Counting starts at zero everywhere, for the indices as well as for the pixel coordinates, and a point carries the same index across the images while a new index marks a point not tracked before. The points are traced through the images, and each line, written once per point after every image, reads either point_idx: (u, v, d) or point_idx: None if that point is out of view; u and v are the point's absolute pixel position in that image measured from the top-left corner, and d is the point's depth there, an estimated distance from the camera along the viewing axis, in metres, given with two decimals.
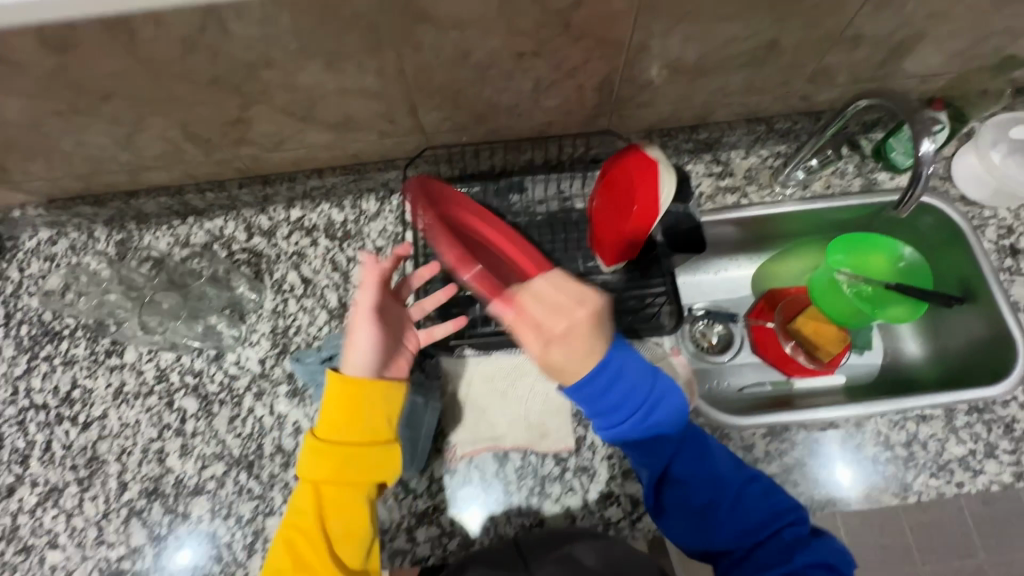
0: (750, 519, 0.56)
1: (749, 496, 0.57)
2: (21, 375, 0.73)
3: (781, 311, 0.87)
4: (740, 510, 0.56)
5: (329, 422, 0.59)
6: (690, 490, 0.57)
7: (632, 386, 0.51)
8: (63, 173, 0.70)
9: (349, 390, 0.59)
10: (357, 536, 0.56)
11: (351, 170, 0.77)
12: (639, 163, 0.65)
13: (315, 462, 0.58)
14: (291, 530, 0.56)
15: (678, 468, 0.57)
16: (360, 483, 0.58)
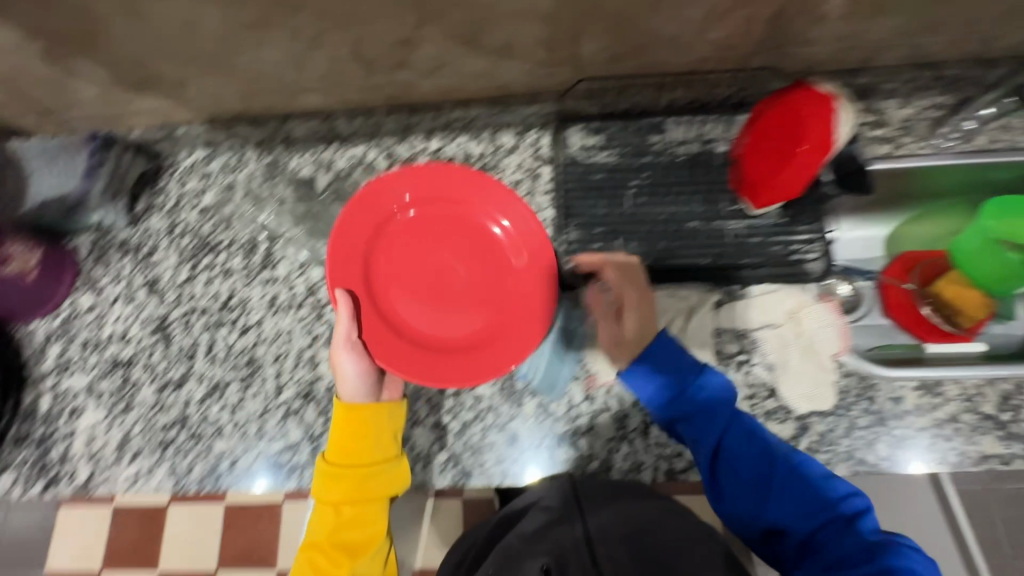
0: (809, 509, 0.55)
1: (799, 482, 0.56)
2: (184, 282, 0.79)
3: (919, 274, 0.82)
4: (796, 497, 0.56)
5: (338, 447, 0.63)
6: (739, 475, 0.58)
7: (670, 367, 0.61)
8: (230, 91, 0.73)
9: (346, 417, 0.63)
10: (374, 548, 0.62)
11: (495, 102, 0.77)
12: (810, 101, 0.61)
13: (326, 485, 0.62)
14: (312, 550, 0.62)
15: (730, 445, 0.59)
16: (372, 499, 0.63)
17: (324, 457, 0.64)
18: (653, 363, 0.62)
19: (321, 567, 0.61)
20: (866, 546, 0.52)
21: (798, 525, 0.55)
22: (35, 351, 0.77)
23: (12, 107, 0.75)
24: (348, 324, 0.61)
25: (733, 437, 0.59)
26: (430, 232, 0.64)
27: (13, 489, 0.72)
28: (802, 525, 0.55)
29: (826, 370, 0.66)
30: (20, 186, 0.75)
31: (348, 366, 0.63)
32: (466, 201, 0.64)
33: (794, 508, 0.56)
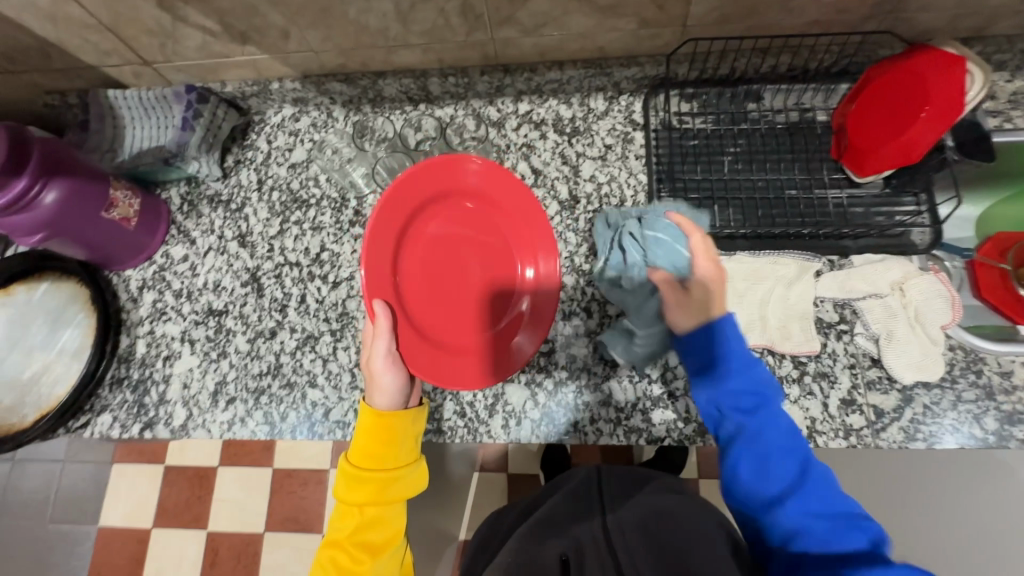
0: (838, 529, 0.44)
1: (828, 493, 0.47)
2: (275, 236, 0.80)
3: (1013, 255, 0.77)
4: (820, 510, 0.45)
5: (361, 448, 0.57)
6: (767, 480, 0.48)
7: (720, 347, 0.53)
8: (330, 46, 0.73)
9: (374, 420, 0.57)
10: (393, 550, 0.55)
11: (591, 65, 0.76)
12: (936, 64, 0.62)
13: (347, 485, 0.56)
14: (331, 549, 0.55)
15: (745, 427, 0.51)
16: (393, 500, 0.56)
17: (347, 457, 0.57)
18: (717, 335, 0.54)
19: (340, 568, 0.53)
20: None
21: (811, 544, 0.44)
22: (130, 298, 0.79)
23: (115, 56, 0.75)
24: (389, 337, 0.57)
25: (762, 429, 0.50)
26: (439, 226, 0.65)
27: (112, 429, 0.74)
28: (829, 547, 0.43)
29: (933, 342, 0.65)
30: (119, 135, 0.80)
31: (388, 377, 0.57)
32: (478, 195, 0.65)
33: (825, 526, 0.44)
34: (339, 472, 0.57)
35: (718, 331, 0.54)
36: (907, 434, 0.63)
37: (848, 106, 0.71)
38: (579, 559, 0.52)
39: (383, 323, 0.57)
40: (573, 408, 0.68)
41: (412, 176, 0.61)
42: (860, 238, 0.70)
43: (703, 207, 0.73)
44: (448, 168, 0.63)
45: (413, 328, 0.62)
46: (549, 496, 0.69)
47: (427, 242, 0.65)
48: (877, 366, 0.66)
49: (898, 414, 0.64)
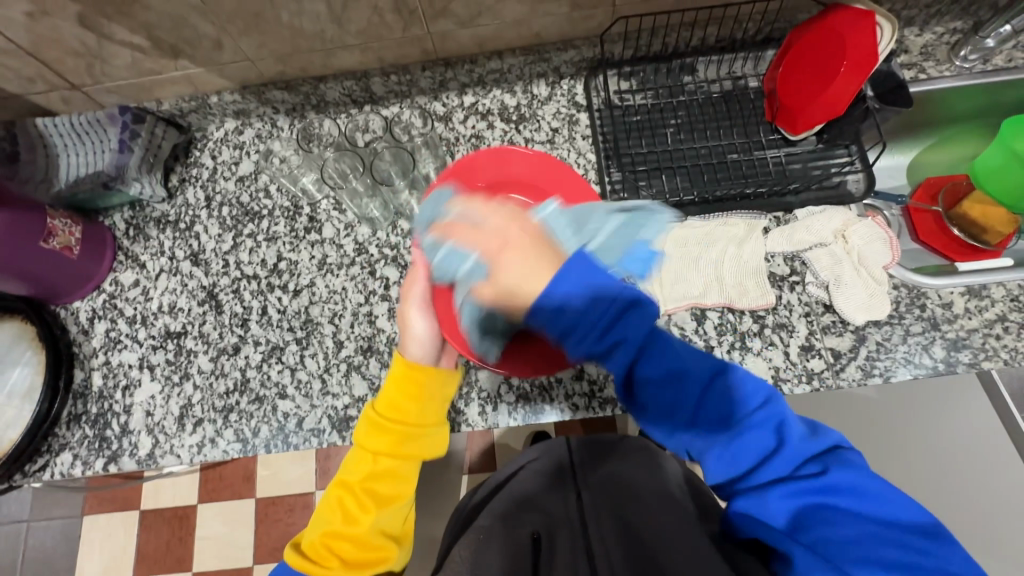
0: (740, 435, 0.45)
1: (722, 394, 0.46)
2: (229, 250, 0.78)
3: (942, 198, 0.82)
4: (724, 416, 0.46)
5: (387, 399, 0.61)
6: (663, 409, 0.48)
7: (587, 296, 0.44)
8: (266, 53, 0.73)
9: (405, 373, 0.61)
10: (398, 503, 0.59)
11: (530, 51, 0.77)
12: (850, 20, 0.66)
13: (369, 432, 0.60)
14: (342, 490, 0.60)
15: (641, 367, 0.48)
16: (408, 457, 0.60)
17: (374, 406, 0.62)
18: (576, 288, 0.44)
19: (347, 510, 0.59)
20: (796, 483, 0.41)
21: (720, 466, 0.45)
22: (81, 330, 0.76)
23: (40, 83, 0.73)
24: (424, 280, 0.64)
25: (645, 367, 0.48)
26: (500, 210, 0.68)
27: (74, 467, 0.70)
28: (740, 459, 0.44)
29: (878, 282, 0.68)
30: (53, 165, 0.77)
31: (420, 325, 0.63)
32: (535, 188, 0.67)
33: (732, 436, 0.45)
34: (364, 417, 0.62)
35: (584, 276, 0.44)
36: (864, 372, 0.66)
37: (776, 70, 0.74)
38: (550, 542, 0.58)
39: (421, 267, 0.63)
40: (548, 389, 0.69)
41: (502, 151, 0.66)
42: (802, 193, 0.73)
43: (652, 177, 0.76)
44: (530, 163, 0.66)
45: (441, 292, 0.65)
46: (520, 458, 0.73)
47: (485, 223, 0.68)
48: (830, 312, 0.69)
49: (854, 354, 0.67)
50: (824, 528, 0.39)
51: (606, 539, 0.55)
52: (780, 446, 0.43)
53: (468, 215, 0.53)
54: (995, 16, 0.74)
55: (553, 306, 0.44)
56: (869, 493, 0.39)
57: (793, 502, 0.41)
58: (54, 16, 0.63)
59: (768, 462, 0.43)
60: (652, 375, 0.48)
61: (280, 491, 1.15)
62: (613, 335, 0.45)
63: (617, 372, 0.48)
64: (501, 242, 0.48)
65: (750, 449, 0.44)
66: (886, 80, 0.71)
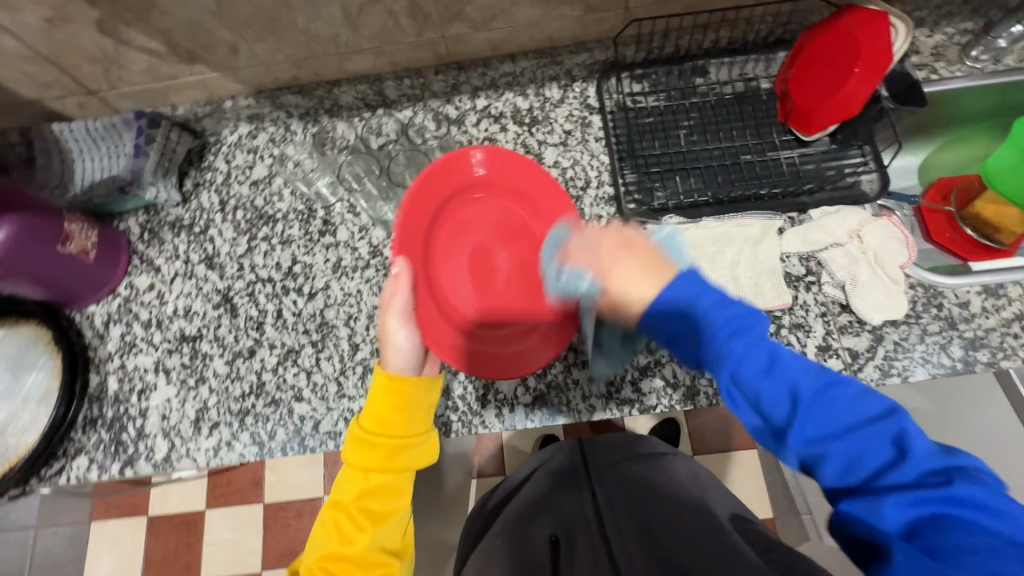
0: (857, 441, 0.41)
1: (839, 401, 0.42)
2: (243, 254, 0.78)
3: (955, 198, 0.82)
4: (838, 426, 0.42)
5: (372, 414, 0.60)
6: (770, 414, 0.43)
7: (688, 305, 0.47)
8: (281, 58, 0.73)
9: (387, 387, 0.60)
10: (393, 519, 0.58)
11: (542, 54, 0.78)
12: (865, 20, 0.66)
13: (357, 449, 0.59)
14: (336, 510, 0.59)
15: (745, 374, 0.44)
16: (399, 470, 0.59)
17: (359, 423, 0.61)
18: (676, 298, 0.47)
19: (343, 530, 0.58)
20: (918, 493, 0.38)
21: (834, 470, 0.41)
22: (96, 334, 0.76)
23: (57, 88, 0.74)
24: (408, 292, 0.60)
25: (749, 374, 0.44)
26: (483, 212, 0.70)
27: (89, 471, 0.70)
28: (857, 467, 0.40)
29: (894, 282, 0.68)
30: (69, 169, 0.77)
31: (399, 338, 0.60)
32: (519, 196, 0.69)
33: (846, 443, 0.41)
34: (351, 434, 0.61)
35: (688, 298, 0.47)
36: (883, 372, 0.66)
37: (788, 71, 0.74)
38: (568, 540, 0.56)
39: (404, 277, 0.59)
40: (565, 390, 0.69)
41: (505, 153, 0.67)
42: (816, 193, 0.74)
43: (666, 179, 0.76)
44: (526, 174, 0.68)
45: (424, 284, 0.66)
46: (533, 464, 0.73)
47: (473, 216, 0.70)
48: (848, 311, 0.68)
49: (872, 353, 0.66)
50: (948, 541, 0.36)
51: (624, 536, 0.54)
52: (903, 458, 0.39)
53: (584, 239, 0.57)
54: (1005, 16, 0.74)
55: (662, 310, 0.48)
56: (1000, 511, 0.36)
57: (907, 512, 0.38)
58: (74, 21, 0.64)
59: (890, 474, 0.39)
60: (759, 382, 0.44)
61: (290, 496, 1.15)
62: (717, 343, 0.45)
63: (720, 378, 0.46)
64: (619, 249, 0.52)
65: (869, 457, 0.40)
66: (899, 80, 0.71)
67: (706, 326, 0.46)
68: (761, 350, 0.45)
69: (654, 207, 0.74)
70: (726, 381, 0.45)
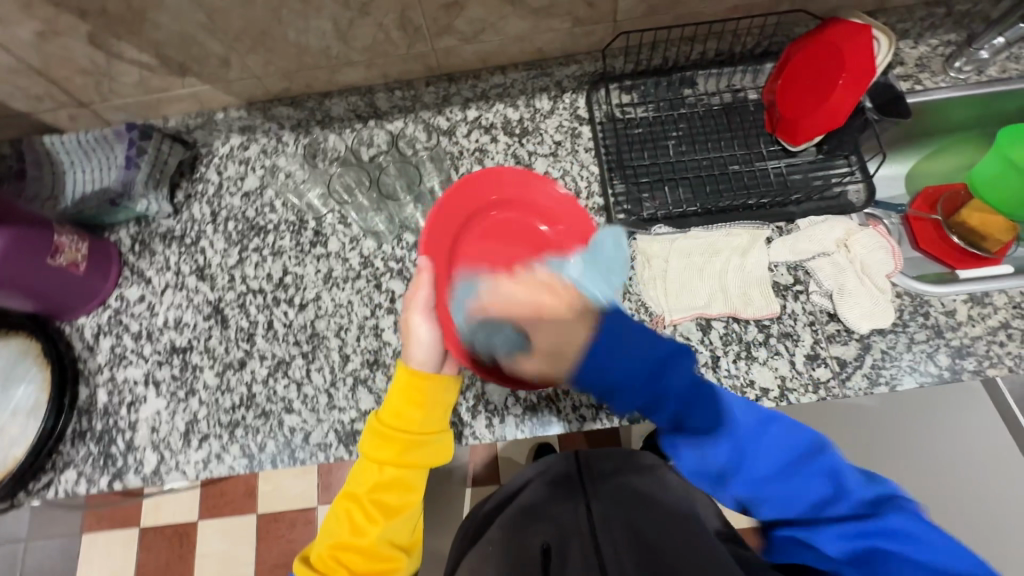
0: (793, 479, 0.47)
1: (773, 443, 0.49)
2: (235, 265, 0.78)
3: (942, 206, 0.83)
4: (775, 466, 0.48)
5: (391, 408, 0.60)
6: (714, 461, 0.49)
7: (635, 353, 0.48)
8: (272, 70, 0.74)
9: (409, 382, 0.60)
10: (405, 513, 0.59)
11: (532, 66, 0.79)
12: (848, 33, 0.68)
13: (374, 443, 0.60)
14: (349, 501, 0.60)
15: (691, 421, 0.49)
16: (414, 466, 0.60)
17: (379, 415, 0.61)
18: (617, 345, 0.48)
19: (355, 522, 0.58)
20: (846, 526, 0.44)
21: (773, 508, 0.48)
22: (86, 346, 0.76)
23: (48, 101, 0.74)
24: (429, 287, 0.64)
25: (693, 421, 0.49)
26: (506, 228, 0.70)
27: (78, 485, 0.70)
28: (794, 502, 0.47)
29: (881, 290, 0.69)
30: (60, 182, 0.77)
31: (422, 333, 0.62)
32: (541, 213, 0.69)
33: (782, 483, 0.48)
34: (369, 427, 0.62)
35: (613, 344, 0.48)
36: (871, 380, 0.66)
37: (775, 83, 0.76)
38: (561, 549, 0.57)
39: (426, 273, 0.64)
40: (555, 401, 0.69)
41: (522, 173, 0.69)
42: (804, 203, 0.74)
43: (656, 189, 0.76)
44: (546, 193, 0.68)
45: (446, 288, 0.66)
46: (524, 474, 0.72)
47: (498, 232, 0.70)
48: (835, 320, 0.69)
49: (860, 362, 0.67)
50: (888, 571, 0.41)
51: (618, 547, 0.55)
52: (837, 493, 0.46)
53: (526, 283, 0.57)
54: (987, 28, 0.75)
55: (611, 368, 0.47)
56: (930, 544, 0.41)
57: (849, 544, 0.43)
58: (64, 35, 0.64)
59: (827, 508, 0.45)
60: (701, 427, 0.49)
61: (282, 507, 1.14)
62: (663, 391, 0.48)
63: (663, 422, 0.49)
64: (558, 307, 0.52)
65: (805, 494, 0.47)
66: (882, 91, 0.72)
67: (651, 372, 0.47)
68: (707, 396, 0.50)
69: (643, 217, 0.75)
70: (670, 430, 0.51)
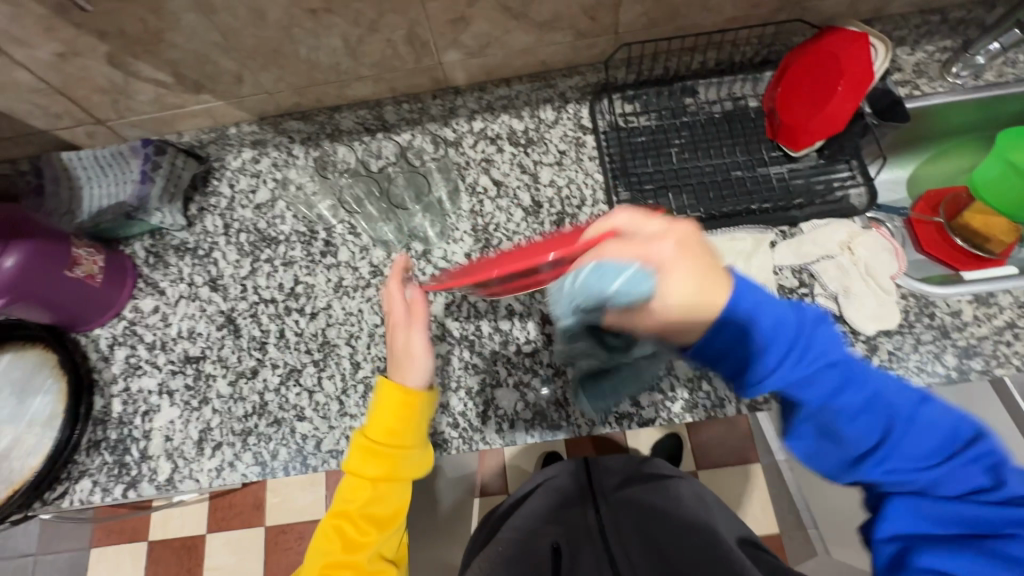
0: (947, 468, 0.45)
1: (931, 428, 0.46)
2: (247, 275, 0.80)
3: (943, 210, 0.84)
4: (929, 450, 0.46)
5: (379, 427, 0.59)
6: (860, 446, 0.46)
7: (774, 322, 0.47)
8: (284, 86, 0.76)
9: (398, 401, 0.59)
10: (394, 526, 0.60)
11: (537, 78, 0.81)
12: (844, 40, 0.70)
13: (363, 461, 0.60)
14: (339, 518, 0.60)
15: (837, 403, 0.46)
16: (403, 483, 0.60)
17: (365, 432, 0.61)
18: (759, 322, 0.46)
19: (346, 538, 0.59)
20: (980, 513, 0.45)
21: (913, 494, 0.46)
22: (101, 357, 0.77)
23: (66, 118, 0.76)
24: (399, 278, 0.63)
25: (845, 402, 0.46)
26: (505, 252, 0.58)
27: (93, 494, 0.70)
28: (943, 488, 0.45)
29: (885, 292, 0.70)
30: (76, 197, 0.79)
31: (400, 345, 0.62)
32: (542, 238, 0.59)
33: (934, 473, 0.45)
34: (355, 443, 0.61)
35: (758, 315, 0.46)
36: None
37: (774, 91, 0.77)
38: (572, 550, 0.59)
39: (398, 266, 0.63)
40: (565, 405, 0.70)
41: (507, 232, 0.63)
42: (806, 207, 0.75)
43: (660, 195, 0.77)
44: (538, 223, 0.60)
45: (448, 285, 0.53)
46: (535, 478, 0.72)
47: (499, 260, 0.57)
48: (841, 322, 0.70)
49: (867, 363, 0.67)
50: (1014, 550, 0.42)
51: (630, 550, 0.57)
52: (989, 483, 0.45)
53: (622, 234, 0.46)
54: (982, 34, 0.77)
55: (750, 336, 0.46)
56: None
57: (974, 524, 0.44)
58: (84, 55, 0.66)
59: (974, 495, 0.45)
60: (852, 410, 0.46)
61: (292, 519, 1.14)
62: (811, 368, 0.46)
63: (811, 402, 0.46)
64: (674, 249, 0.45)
65: (954, 479, 0.45)
66: (883, 96, 0.74)
67: (790, 341, 0.47)
68: (856, 378, 0.47)
69: None
70: (812, 409, 0.47)
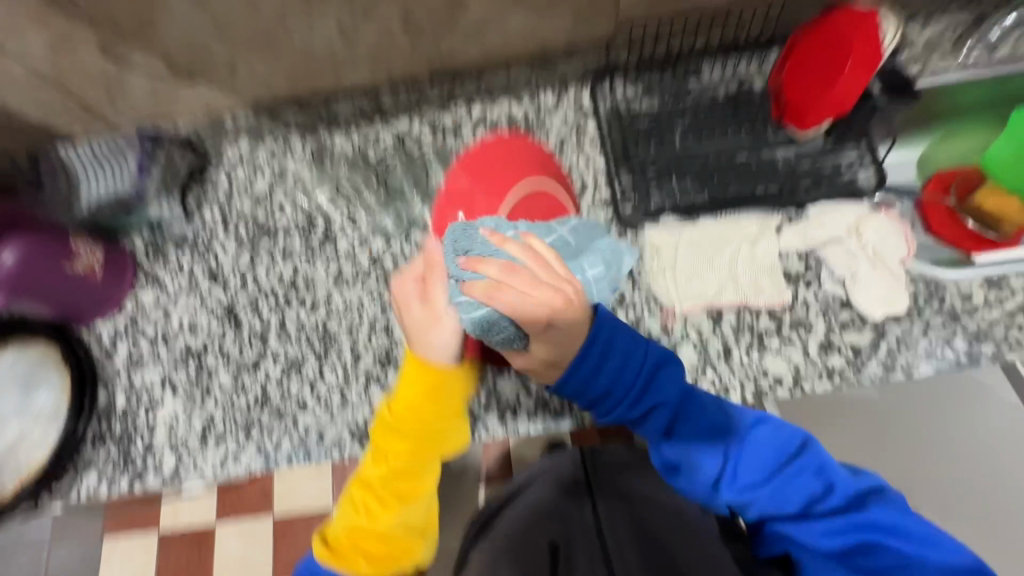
0: (782, 482, 0.48)
1: (761, 445, 0.50)
2: (247, 267, 0.79)
3: (956, 189, 0.76)
4: (765, 471, 0.49)
5: (404, 401, 0.56)
6: (705, 466, 0.51)
7: (616, 363, 0.49)
8: (279, 73, 0.74)
9: (423, 375, 0.55)
10: (421, 499, 0.58)
11: (537, 61, 0.78)
12: (855, 17, 0.66)
13: (387, 437, 0.57)
14: (364, 488, 0.58)
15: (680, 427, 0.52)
16: (431, 457, 0.58)
17: (390, 407, 0.58)
18: (601, 359, 0.49)
19: (370, 511, 0.57)
20: (828, 526, 0.46)
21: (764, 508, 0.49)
22: (103, 351, 0.77)
23: (60, 110, 0.75)
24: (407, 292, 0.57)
25: (686, 434, 0.52)
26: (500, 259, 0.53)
27: (100, 485, 0.72)
28: (788, 502, 0.48)
29: (895, 275, 0.70)
30: (74, 187, 0.76)
31: (416, 312, 0.54)
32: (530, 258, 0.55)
33: (771, 489, 0.48)
34: (379, 418, 0.58)
35: (596, 358, 0.49)
36: (884, 367, 0.69)
37: (781, 69, 0.74)
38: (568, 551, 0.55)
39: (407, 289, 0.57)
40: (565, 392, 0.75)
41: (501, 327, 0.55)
42: (813, 190, 0.74)
43: (663, 179, 0.76)
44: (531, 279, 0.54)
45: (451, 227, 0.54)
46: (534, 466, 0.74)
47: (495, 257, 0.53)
48: (847, 308, 0.71)
49: (871, 350, 0.69)
50: (877, 562, 0.43)
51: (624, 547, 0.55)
52: (826, 489, 0.47)
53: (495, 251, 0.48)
54: None
55: (587, 367, 0.48)
56: (923, 536, 0.43)
57: (838, 540, 0.45)
58: (76, 43, 0.65)
59: (815, 508, 0.47)
60: (690, 429, 0.52)
61: None
62: (645, 402, 0.51)
63: (659, 431, 0.52)
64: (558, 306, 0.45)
65: (794, 495, 0.48)
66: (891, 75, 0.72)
67: (633, 379, 0.50)
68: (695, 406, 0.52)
69: (650, 208, 0.75)
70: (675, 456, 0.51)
